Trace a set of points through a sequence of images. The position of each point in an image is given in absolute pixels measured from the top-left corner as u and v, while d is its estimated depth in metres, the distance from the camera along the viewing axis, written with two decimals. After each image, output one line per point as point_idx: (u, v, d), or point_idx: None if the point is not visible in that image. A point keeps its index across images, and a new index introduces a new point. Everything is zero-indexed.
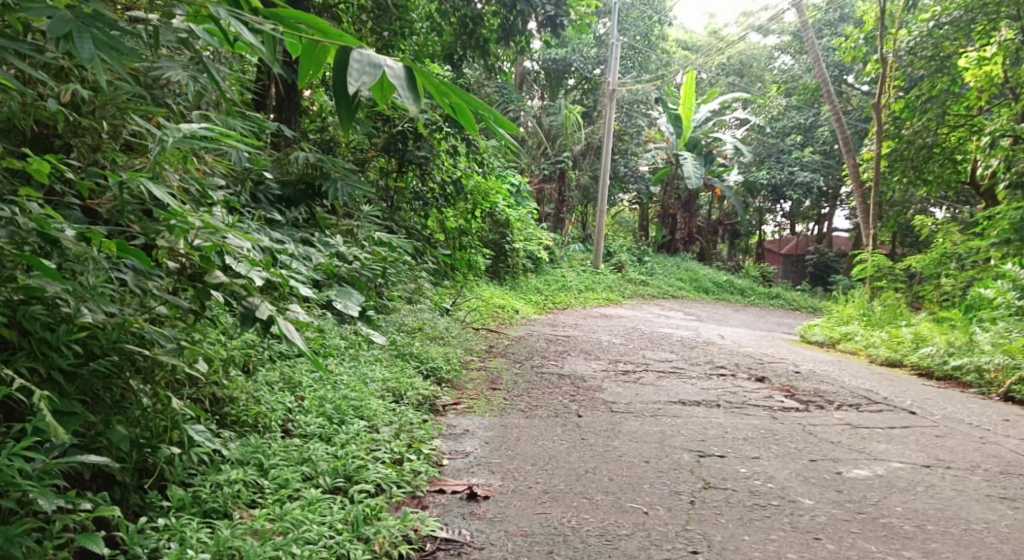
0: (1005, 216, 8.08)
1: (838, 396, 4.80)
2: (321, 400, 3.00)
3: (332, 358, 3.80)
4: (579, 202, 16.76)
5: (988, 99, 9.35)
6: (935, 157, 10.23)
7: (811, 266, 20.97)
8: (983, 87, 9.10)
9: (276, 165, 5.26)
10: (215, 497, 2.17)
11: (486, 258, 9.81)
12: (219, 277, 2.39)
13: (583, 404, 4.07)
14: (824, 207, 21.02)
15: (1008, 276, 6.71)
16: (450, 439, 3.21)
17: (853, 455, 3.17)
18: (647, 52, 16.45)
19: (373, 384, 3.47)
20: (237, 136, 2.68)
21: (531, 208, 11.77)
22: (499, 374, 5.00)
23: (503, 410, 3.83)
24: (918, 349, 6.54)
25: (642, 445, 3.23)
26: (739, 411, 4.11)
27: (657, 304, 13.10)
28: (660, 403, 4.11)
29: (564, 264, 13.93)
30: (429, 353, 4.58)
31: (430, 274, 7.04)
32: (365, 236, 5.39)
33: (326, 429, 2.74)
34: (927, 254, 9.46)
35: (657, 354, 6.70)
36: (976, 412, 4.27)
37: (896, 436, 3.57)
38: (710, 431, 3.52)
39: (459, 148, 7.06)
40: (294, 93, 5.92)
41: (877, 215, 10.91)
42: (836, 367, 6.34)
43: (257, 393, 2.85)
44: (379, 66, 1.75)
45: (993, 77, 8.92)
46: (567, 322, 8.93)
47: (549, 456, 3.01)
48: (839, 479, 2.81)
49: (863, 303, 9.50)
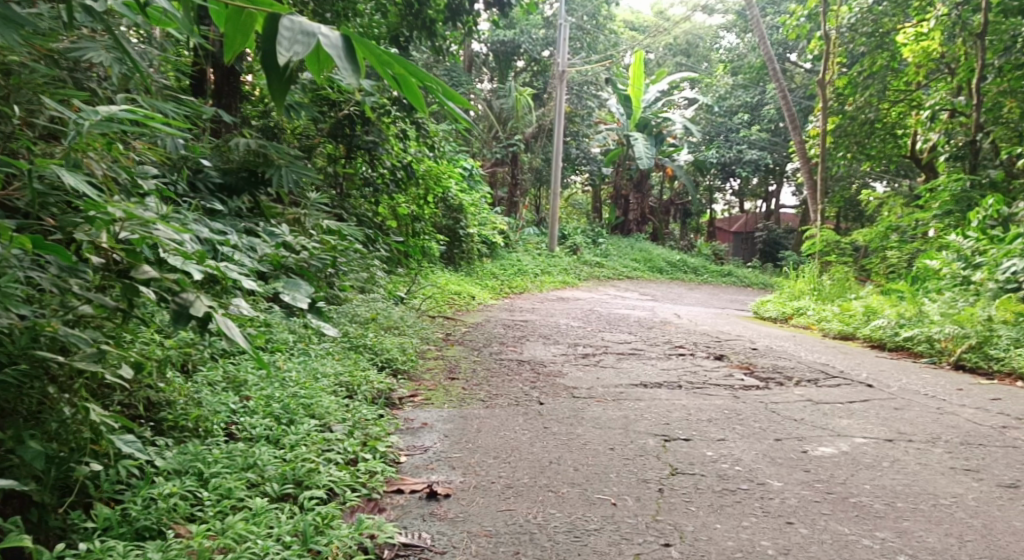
0: (946, 188, 8.25)
1: (797, 372, 4.78)
2: (268, 400, 2.83)
3: (280, 354, 3.62)
4: (532, 185, 16.61)
5: (927, 75, 9.53)
6: (877, 132, 10.41)
7: (760, 243, 21.28)
8: (921, 63, 9.29)
9: (215, 153, 5.03)
10: (147, 514, 2.00)
11: (440, 244, 9.64)
12: (148, 272, 2.21)
13: (544, 391, 3.97)
14: (771, 184, 21.32)
15: (952, 247, 6.83)
16: (407, 434, 3.08)
17: (817, 432, 3.11)
18: (595, 33, 16.37)
19: (324, 380, 3.31)
20: (162, 117, 2.48)
21: (485, 192, 11.58)
22: (456, 362, 4.86)
23: (462, 401, 3.70)
24: (870, 322, 6.59)
25: (606, 431, 3.15)
26: (701, 391, 4.05)
27: (612, 285, 13.09)
28: (622, 387, 4.03)
29: (519, 248, 13.81)
30: (383, 344, 4.42)
31: (382, 263, 6.84)
32: (312, 225, 5.21)
33: (274, 431, 2.58)
34: (873, 228, 9.60)
35: (615, 335, 6.63)
36: (931, 382, 4.26)
37: (856, 410, 3.52)
38: (673, 414, 3.45)
39: (408, 132, 6.85)
40: (234, 78, 5.65)
41: (825, 191, 11.03)
42: (792, 343, 6.37)
43: (198, 394, 2.68)
44: (313, 34, 1.59)
45: (930, 52, 9.12)
46: (523, 306, 8.82)
47: (511, 447, 2.91)
48: (805, 457, 2.75)
49: (813, 277, 9.62)
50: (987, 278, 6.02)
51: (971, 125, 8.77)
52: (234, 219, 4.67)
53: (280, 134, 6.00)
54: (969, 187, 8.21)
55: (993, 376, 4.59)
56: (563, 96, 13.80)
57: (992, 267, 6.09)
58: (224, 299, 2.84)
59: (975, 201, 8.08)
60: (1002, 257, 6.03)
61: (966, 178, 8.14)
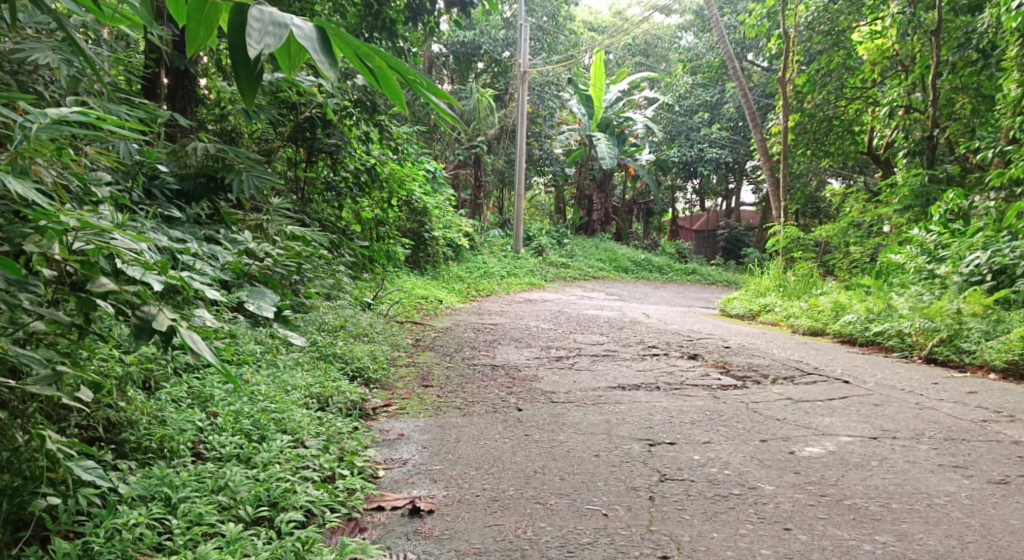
0: (905, 182, 8.33)
1: (772, 370, 4.76)
2: (237, 416, 2.69)
3: (246, 366, 3.47)
4: (496, 187, 16.53)
5: (882, 72, 9.63)
6: (835, 129, 10.53)
7: (722, 241, 21.47)
8: (876, 61, 9.29)
9: (171, 158, 4.85)
10: (111, 546, 1.85)
11: (405, 248, 9.49)
12: (105, 283, 2.08)
13: (521, 397, 3.88)
14: (731, 182, 21.52)
15: (915, 241, 6.88)
16: (384, 447, 2.96)
17: (802, 432, 3.06)
18: (555, 34, 16.35)
19: (294, 392, 3.19)
20: (115, 120, 2.35)
21: (449, 195, 11.44)
22: (428, 369, 4.75)
23: (438, 409, 3.60)
24: (838, 317, 6.61)
25: (589, 437, 3.07)
26: (680, 392, 4.00)
27: (579, 286, 13.05)
28: (600, 390, 3.97)
29: (484, 251, 13.70)
30: (353, 353, 4.29)
31: (348, 268, 6.69)
32: (276, 230, 5.08)
33: (245, 449, 2.44)
34: (835, 223, 9.67)
35: (586, 337, 6.57)
36: (907, 377, 4.25)
37: (838, 408, 3.48)
38: (655, 417, 3.38)
39: (372, 134, 6.72)
40: (189, 81, 5.51)
41: (787, 188, 11.13)
42: (763, 340, 6.36)
43: (161, 413, 2.52)
44: (285, 25, 1.48)
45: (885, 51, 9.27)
46: (492, 309, 8.72)
47: (493, 457, 2.81)
48: (794, 459, 2.70)
49: (777, 274, 9.66)
50: (952, 272, 6.06)
51: (926, 121, 8.88)
52: (193, 227, 4.51)
53: (239, 139, 5.82)
54: (928, 181, 8.31)
55: (965, 369, 4.61)
56: (525, 97, 13.70)
57: (957, 260, 6.14)
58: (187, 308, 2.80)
59: (934, 197, 8.17)
60: (966, 250, 6.09)
61: (925, 173, 8.25)
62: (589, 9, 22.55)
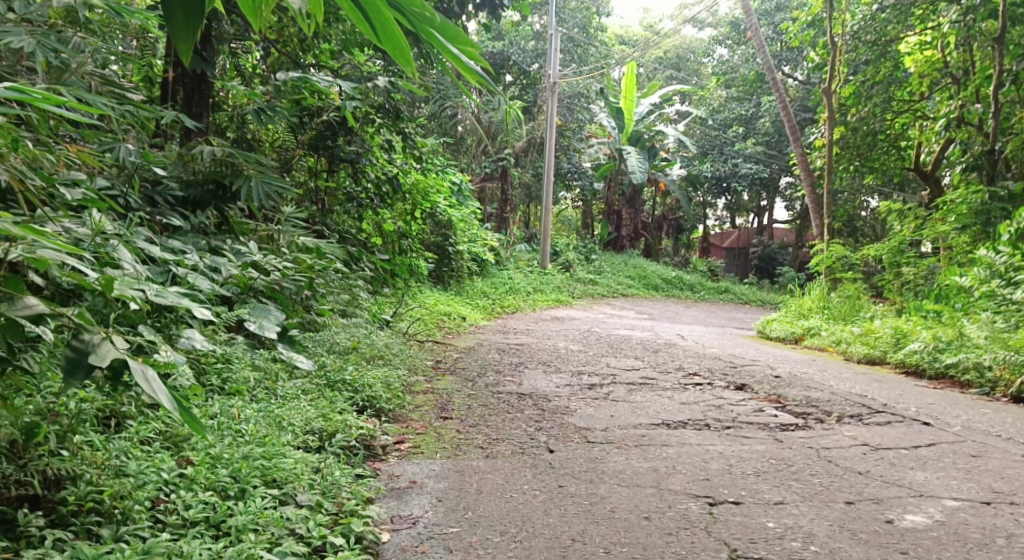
0: (964, 200, 7.69)
1: (834, 405, 4.21)
2: (214, 464, 2.24)
3: (236, 398, 3.00)
4: (522, 201, 16.07)
5: (932, 83, 9.24)
6: (880, 144, 9.88)
7: (755, 258, 20.80)
8: (925, 73, 9.19)
9: (178, 162, 4.37)
10: None
11: (427, 262, 9.04)
12: (33, 302, 1.67)
13: (552, 435, 3.38)
14: (764, 198, 20.84)
15: (982, 262, 6.22)
16: (390, 499, 2.49)
17: (895, 492, 2.54)
18: (586, 45, 15.93)
19: (288, 432, 2.73)
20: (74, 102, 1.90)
21: (475, 208, 10.96)
22: (449, 397, 4.27)
23: (458, 449, 3.12)
24: (900, 346, 6.01)
25: (635, 492, 2.57)
26: (734, 433, 3.48)
27: (608, 304, 12.50)
28: (644, 430, 3.46)
29: (510, 266, 13.22)
30: (364, 379, 3.81)
31: (366, 283, 6.27)
32: (287, 242, 4.74)
33: (217, 510, 2.00)
34: (885, 243, 8.93)
35: (620, 360, 6.06)
36: (999, 419, 3.70)
37: (929, 460, 2.95)
38: (711, 466, 2.87)
39: (395, 142, 6.28)
40: (206, 85, 5.08)
41: (829, 206, 10.49)
42: (815, 368, 5.78)
43: (119, 462, 2.07)
44: None
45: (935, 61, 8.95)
46: (518, 327, 8.23)
47: (522, 517, 2.34)
48: (895, 531, 2.19)
49: (821, 295, 9.09)
50: None
51: (987, 135, 8.18)
52: (195, 237, 4.15)
53: (255, 146, 5.47)
54: (988, 199, 7.66)
55: None
56: (554, 109, 13.27)
57: None
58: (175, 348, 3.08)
59: (996, 214, 7.51)
60: None
61: (985, 190, 7.61)
62: (620, 23, 22.05)
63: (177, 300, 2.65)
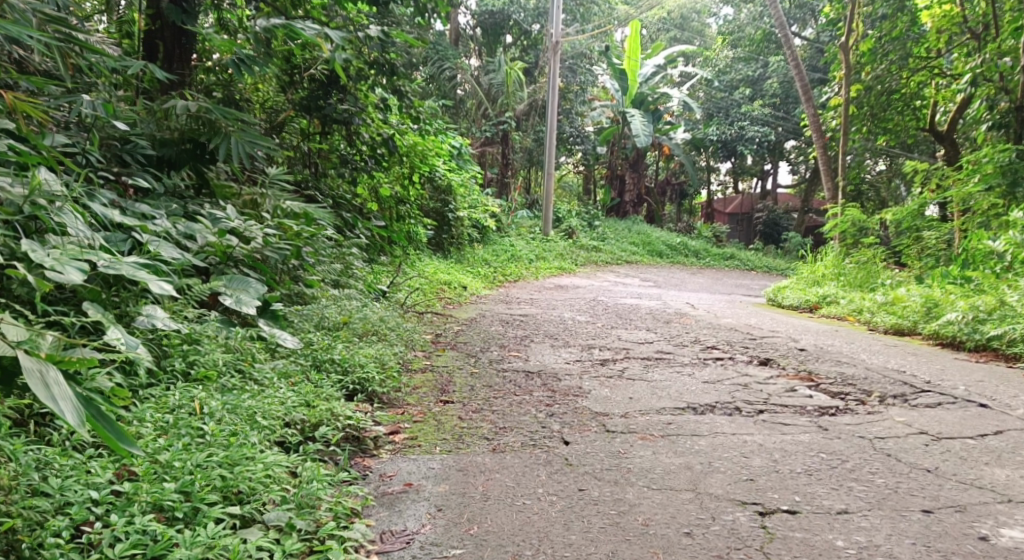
0: (990, 159, 7.00)
1: (874, 384, 3.78)
2: (159, 476, 1.89)
3: (201, 387, 2.59)
4: (523, 165, 15.55)
5: (948, 40, 8.46)
6: (895, 104, 9.31)
7: (760, 224, 20.27)
8: (943, 27, 8.32)
9: (148, 118, 3.91)
10: None
11: (426, 229, 8.57)
12: None
13: (566, 423, 2.97)
14: (769, 162, 20.21)
15: (1019, 225, 5.83)
16: (381, 509, 2.10)
17: (980, 495, 2.17)
18: (589, 3, 15.31)
19: (258, 429, 2.33)
20: None
21: (475, 172, 10.46)
22: (448, 376, 3.87)
23: (460, 441, 2.72)
24: (932, 316, 5.57)
25: (668, 496, 2.19)
26: (771, 420, 3.07)
27: (612, 272, 12.02)
28: (671, 417, 3.06)
29: (511, 232, 12.75)
30: (355, 358, 3.38)
31: (361, 250, 5.85)
32: (271, 207, 4.31)
33: (158, 542, 1.69)
34: (904, 205, 8.38)
35: (632, 333, 5.65)
36: None
37: (1005, 453, 2.58)
38: (754, 462, 2.47)
39: (389, 100, 5.78)
40: (186, 41, 4.61)
41: (844, 168, 9.98)
42: (841, 339, 5.38)
43: (33, 482, 1.75)
44: None
45: (952, 15, 8.13)
46: (520, 297, 7.79)
47: (537, 534, 1.96)
48: (995, 553, 1.86)
49: (836, 262, 8.61)
50: None
51: (1018, 91, 7.34)
52: (168, 201, 3.72)
53: (239, 103, 5.00)
54: (1017, 157, 6.97)
55: None
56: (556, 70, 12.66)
57: None
58: (130, 329, 2.69)
59: None
60: None
61: (1013, 148, 6.92)
62: None
63: (132, 273, 2.49)
